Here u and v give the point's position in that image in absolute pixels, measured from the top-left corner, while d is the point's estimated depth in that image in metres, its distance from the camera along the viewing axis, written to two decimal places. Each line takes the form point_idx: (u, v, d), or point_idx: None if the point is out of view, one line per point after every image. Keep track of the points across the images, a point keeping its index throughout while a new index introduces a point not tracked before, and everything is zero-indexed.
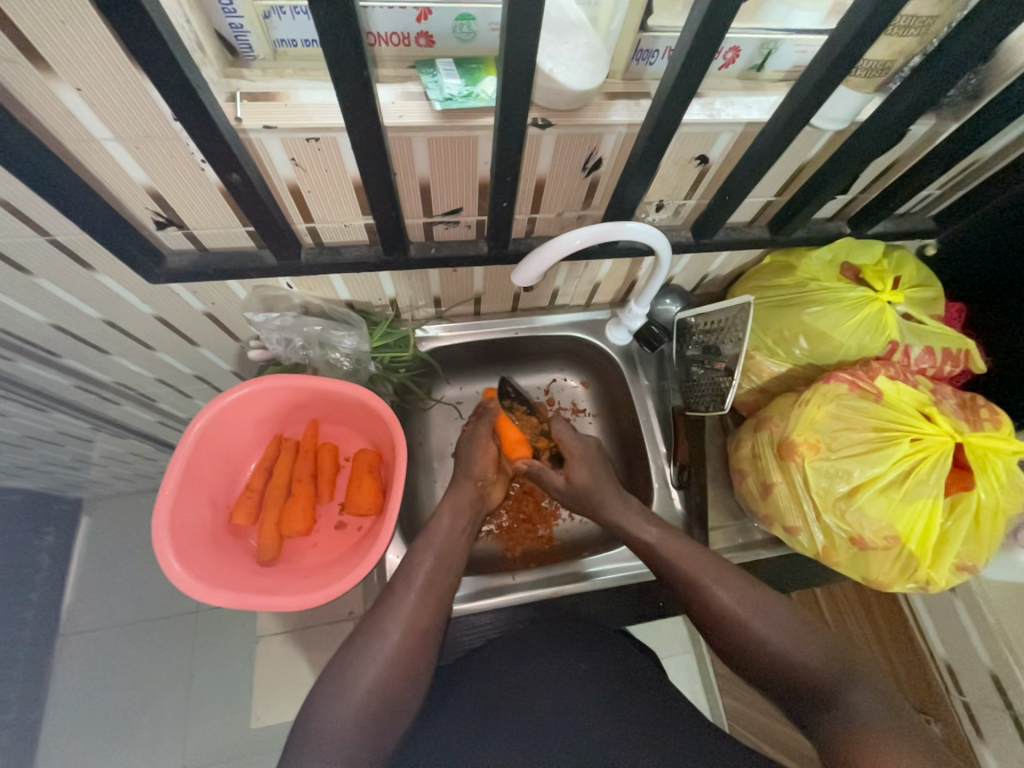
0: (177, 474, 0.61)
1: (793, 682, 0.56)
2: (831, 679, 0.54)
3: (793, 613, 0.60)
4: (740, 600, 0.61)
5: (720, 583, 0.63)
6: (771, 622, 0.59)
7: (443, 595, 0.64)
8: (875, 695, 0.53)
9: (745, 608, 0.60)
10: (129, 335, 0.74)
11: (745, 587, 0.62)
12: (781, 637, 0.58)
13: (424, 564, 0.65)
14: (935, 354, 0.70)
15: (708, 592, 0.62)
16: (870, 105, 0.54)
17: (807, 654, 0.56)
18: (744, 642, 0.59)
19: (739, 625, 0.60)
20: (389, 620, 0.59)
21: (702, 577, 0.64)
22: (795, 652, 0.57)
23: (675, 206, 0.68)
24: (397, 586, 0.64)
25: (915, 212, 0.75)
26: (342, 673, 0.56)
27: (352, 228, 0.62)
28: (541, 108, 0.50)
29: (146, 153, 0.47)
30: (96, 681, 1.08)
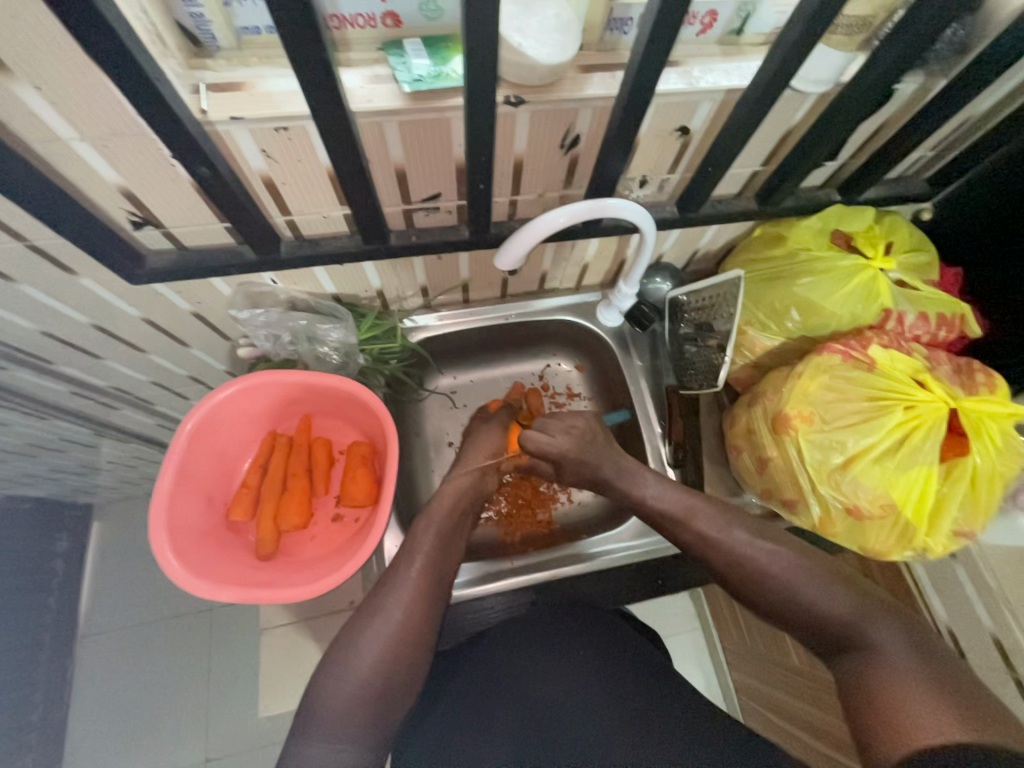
0: (171, 474, 0.61)
1: (812, 627, 0.56)
2: (853, 621, 0.54)
3: (815, 563, 0.60)
4: (755, 547, 0.62)
5: (724, 537, 0.64)
6: (790, 568, 0.59)
7: (441, 577, 0.64)
8: (901, 637, 0.52)
9: (763, 555, 0.61)
10: (118, 339, 0.74)
11: (750, 541, 0.63)
12: (801, 582, 0.58)
13: (425, 543, 0.65)
14: (929, 321, 0.69)
15: (723, 543, 0.64)
16: (854, 65, 0.53)
17: (829, 598, 0.56)
18: (761, 588, 0.60)
19: (755, 571, 0.61)
20: (387, 602, 0.60)
21: (710, 531, 0.65)
22: (814, 596, 0.57)
23: (659, 181, 0.67)
24: (399, 563, 0.64)
25: (908, 175, 0.74)
26: (345, 650, 0.57)
27: (331, 219, 0.61)
28: (513, 84, 0.49)
29: (114, 150, 0.46)
30: (114, 680, 1.11)
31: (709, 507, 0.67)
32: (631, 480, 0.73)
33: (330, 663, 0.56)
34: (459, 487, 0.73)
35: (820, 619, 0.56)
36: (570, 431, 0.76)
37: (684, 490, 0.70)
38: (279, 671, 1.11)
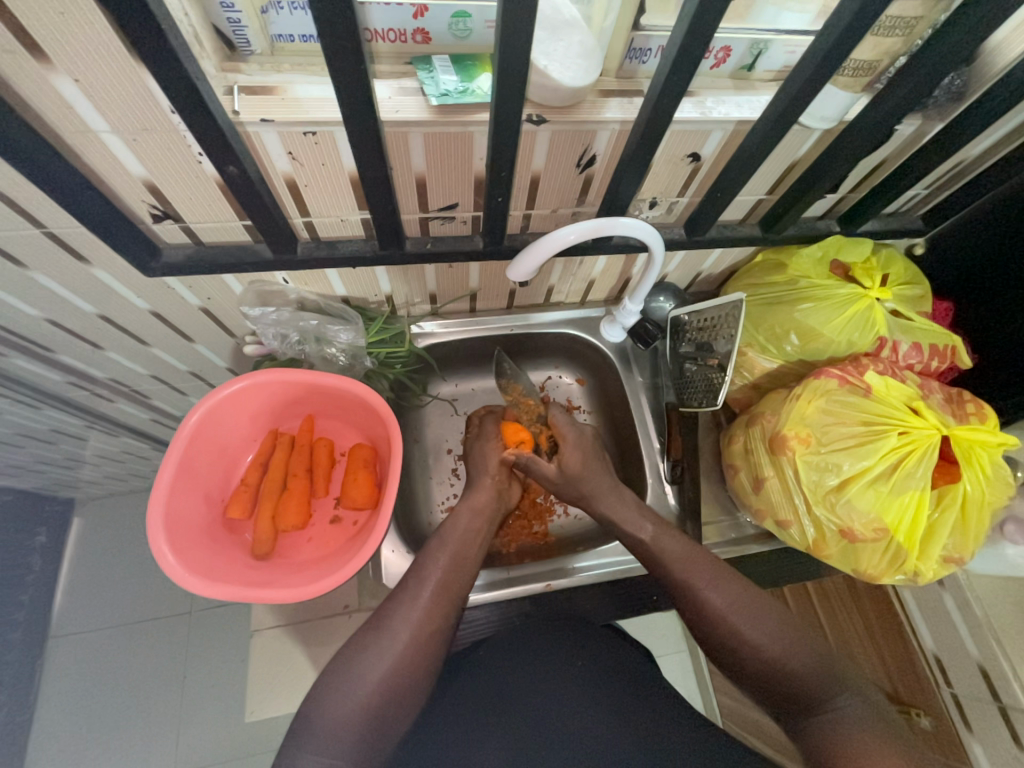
0: (172, 467, 0.61)
1: (779, 688, 0.57)
2: (820, 685, 0.55)
3: (790, 620, 0.60)
4: (734, 601, 0.61)
5: (713, 589, 0.62)
6: (767, 625, 0.59)
7: (451, 606, 0.63)
8: (864, 705, 0.53)
9: (742, 610, 0.61)
10: (123, 330, 0.74)
11: (738, 592, 0.62)
12: (774, 642, 0.58)
13: (434, 573, 0.64)
14: (922, 351, 0.71)
15: (705, 595, 0.62)
16: (858, 104, 0.55)
17: (798, 660, 0.57)
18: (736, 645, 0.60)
19: (732, 627, 0.60)
20: (393, 626, 0.59)
21: (697, 580, 0.64)
22: (785, 656, 0.57)
23: (668, 204, 0.69)
24: (407, 588, 0.63)
25: (904, 211, 0.77)
26: (342, 673, 0.56)
27: (348, 223, 0.62)
28: (536, 104, 0.51)
29: (143, 144, 0.47)
30: (86, 681, 1.08)
31: (705, 557, 0.67)
32: (625, 515, 0.73)
33: (327, 685, 0.55)
34: (472, 507, 0.73)
35: (790, 681, 0.56)
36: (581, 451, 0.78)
37: (678, 537, 0.70)
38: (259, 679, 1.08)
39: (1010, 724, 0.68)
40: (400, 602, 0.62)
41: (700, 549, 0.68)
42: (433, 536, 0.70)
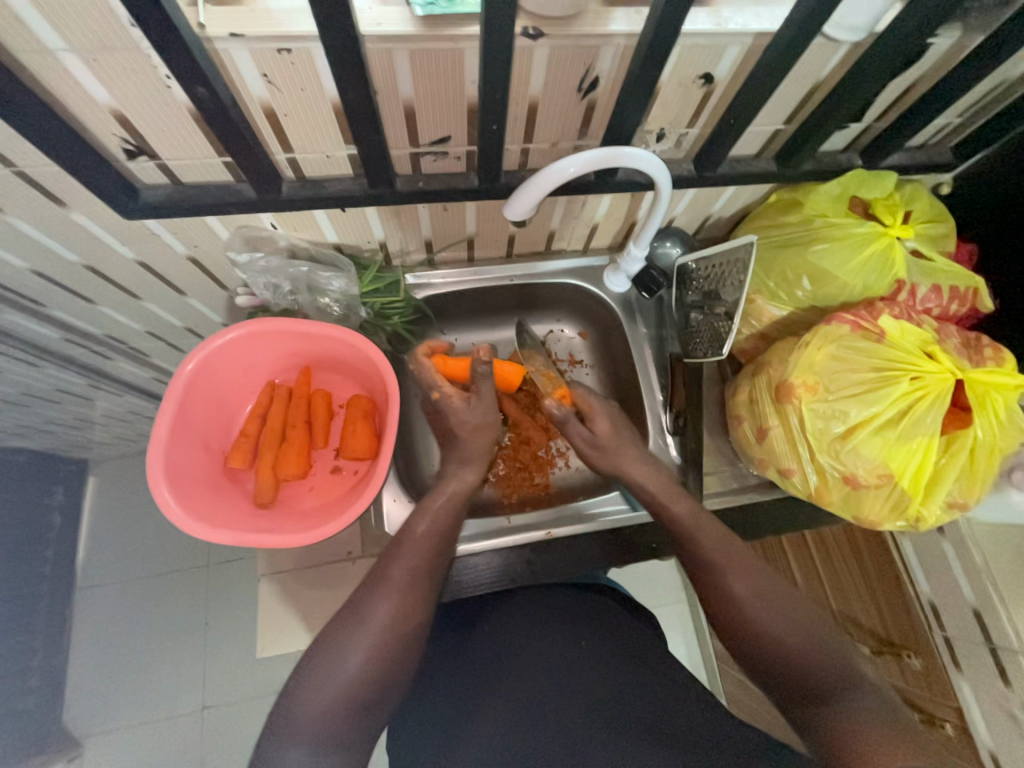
0: (169, 417, 0.60)
1: (777, 675, 0.57)
2: (822, 672, 0.55)
3: (797, 607, 0.60)
4: (749, 584, 0.62)
5: (728, 567, 0.63)
6: (774, 610, 0.59)
7: (427, 586, 0.62)
8: (870, 696, 0.53)
9: (748, 593, 0.61)
10: (112, 283, 0.72)
11: (748, 574, 0.63)
12: (779, 626, 0.58)
13: (409, 552, 0.64)
14: (941, 294, 0.68)
15: (724, 579, 0.62)
16: (890, 13, 0.50)
17: (801, 646, 0.57)
18: (741, 630, 0.60)
19: (739, 609, 0.61)
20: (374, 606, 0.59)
21: (715, 555, 0.64)
22: (789, 641, 0.57)
23: (677, 136, 0.64)
24: (383, 566, 0.63)
25: (932, 144, 0.71)
26: (327, 654, 0.56)
27: (335, 160, 0.58)
28: (532, 15, 0.46)
29: (106, 66, 0.43)
30: (113, 627, 1.14)
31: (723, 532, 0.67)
32: (653, 479, 0.73)
33: (314, 667, 0.56)
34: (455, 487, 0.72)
35: (789, 668, 0.56)
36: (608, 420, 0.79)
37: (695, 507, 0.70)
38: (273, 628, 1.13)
39: (1000, 663, 0.71)
40: (378, 581, 0.61)
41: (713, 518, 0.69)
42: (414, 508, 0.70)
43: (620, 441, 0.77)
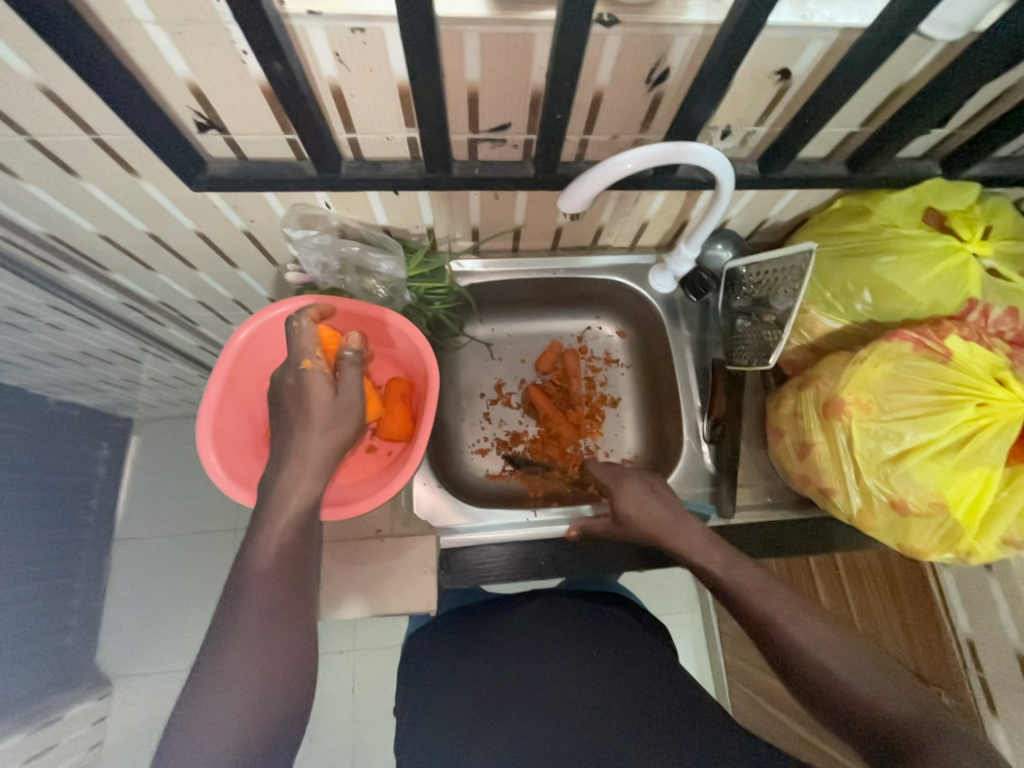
0: (220, 384, 0.63)
1: (856, 726, 0.48)
2: (907, 722, 0.46)
3: (866, 648, 0.51)
4: (800, 636, 0.53)
5: (775, 616, 0.54)
6: (840, 653, 0.51)
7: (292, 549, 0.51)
8: (965, 743, 0.44)
9: (811, 639, 0.52)
10: (172, 251, 0.74)
11: (800, 620, 0.53)
12: (846, 669, 0.50)
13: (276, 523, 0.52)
14: (1017, 318, 0.63)
15: (779, 628, 0.53)
16: (997, 9, 0.46)
17: (877, 695, 0.48)
18: (808, 680, 0.51)
19: (798, 656, 0.52)
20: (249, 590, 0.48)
21: (761, 606, 0.55)
22: (863, 688, 0.49)
23: (743, 134, 0.62)
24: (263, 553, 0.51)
25: (1023, 155, 0.66)
26: (219, 657, 0.45)
27: (394, 142, 0.58)
28: (609, 1, 0.45)
29: (188, 39, 0.44)
30: (147, 578, 1.20)
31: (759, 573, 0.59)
32: (696, 545, 0.63)
33: (207, 673, 0.44)
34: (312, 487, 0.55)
35: (869, 721, 0.48)
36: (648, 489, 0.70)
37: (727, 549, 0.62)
38: None
39: None
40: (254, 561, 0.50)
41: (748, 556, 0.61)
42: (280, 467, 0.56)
43: (655, 522, 0.67)
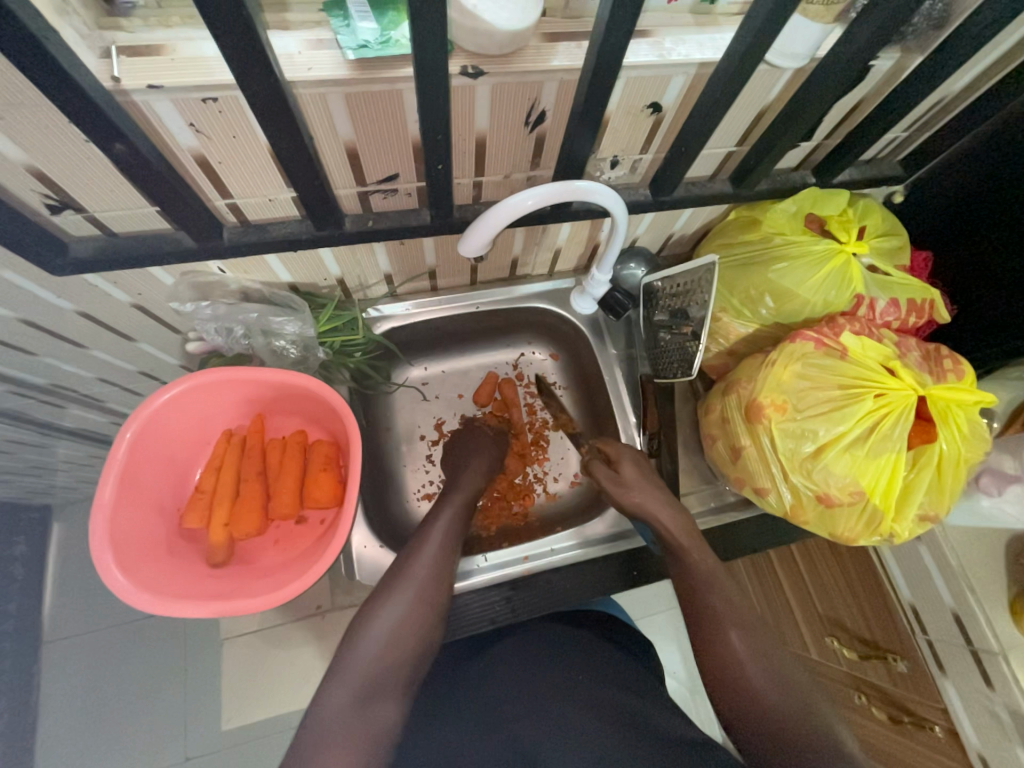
0: (112, 482, 0.57)
1: (755, 728, 0.53)
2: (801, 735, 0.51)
3: (787, 671, 0.57)
4: (746, 642, 0.59)
5: (727, 622, 0.61)
6: (764, 665, 0.57)
7: (431, 603, 0.61)
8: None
9: (744, 645, 0.58)
10: (53, 334, 0.68)
11: (744, 632, 0.59)
12: (765, 681, 0.56)
13: (409, 589, 0.61)
14: (900, 307, 0.68)
15: (724, 632, 0.60)
16: (831, 37, 0.50)
17: (783, 705, 0.54)
18: (729, 676, 0.57)
19: (730, 657, 0.58)
20: (362, 642, 0.57)
21: (716, 607, 0.62)
22: (774, 697, 0.54)
23: (631, 162, 0.64)
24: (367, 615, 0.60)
25: (883, 157, 0.72)
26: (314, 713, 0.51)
27: (278, 203, 0.56)
28: (470, 53, 0.45)
29: (13, 124, 0.40)
30: (76, 688, 1.07)
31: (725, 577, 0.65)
32: (681, 537, 0.69)
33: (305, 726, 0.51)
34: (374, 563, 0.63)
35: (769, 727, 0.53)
36: (638, 465, 0.75)
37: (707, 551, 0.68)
38: (247, 677, 1.09)
39: (982, 668, 0.71)
40: (365, 625, 0.58)
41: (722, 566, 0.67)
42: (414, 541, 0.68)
43: (647, 488, 0.72)
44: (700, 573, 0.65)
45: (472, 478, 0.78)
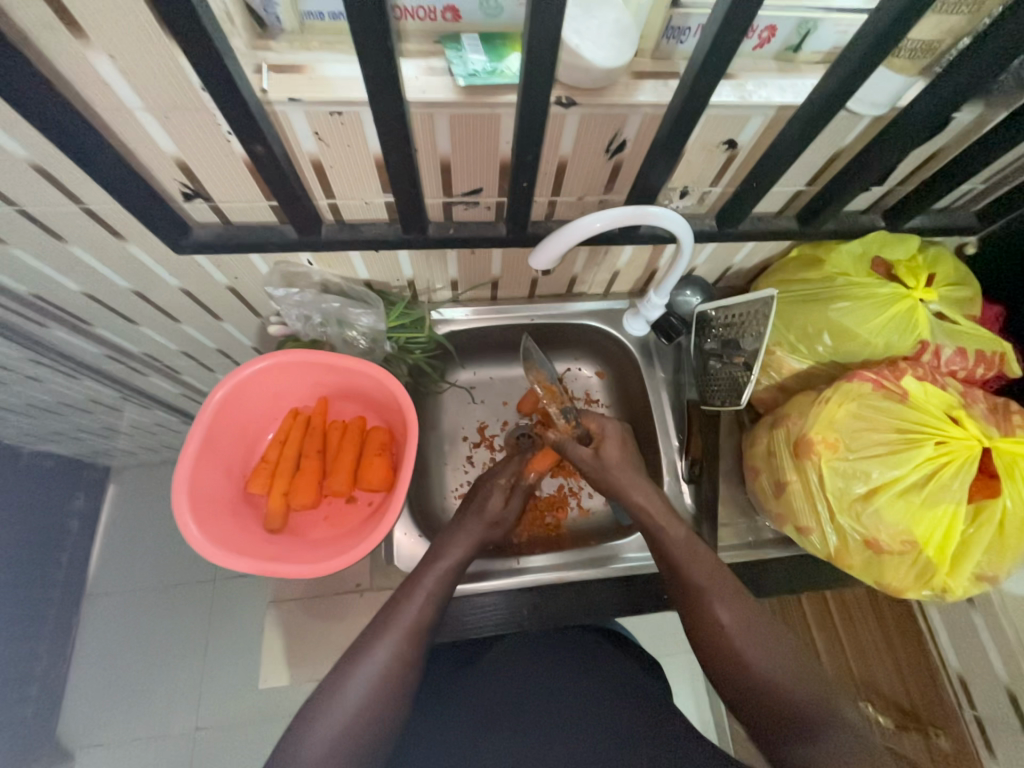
0: (197, 442, 0.63)
1: (770, 712, 0.57)
2: (813, 719, 0.56)
3: (795, 653, 0.60)
4: (736, 620, 0.61)
5: (714, 598, 0.62)
6: (771, 653, 0.59)
7: (416, 653, 0.61)
8: (853, 744, 0.54)
9: (749, 638, 0.60)
10: (155, 306, 0.76)
11: (734, 607, 0.62)
12: (778, 668, 0.58)
13: (394, 638, 0.60)
14: (967, 357, 0.67)
15: (711, 609, 0.62)
16: (912, 90, 0.51)
17: (797, 690, 0.57)
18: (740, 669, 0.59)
19: (736, 651, 0.60)
20: (353, 683, 0.57)
21: (701, 583, 0.64)
22: (787, 684, 0.57)
23: (700, 193, 0.67)
24: (351, 660, 0.59)
25: (956, 208, 0.72)
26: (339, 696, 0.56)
27: (373, 207, 0.62)
28: (566, 85, 0.49)
29: (175, 123, 0.47)
30: (117, 639, 1.14)
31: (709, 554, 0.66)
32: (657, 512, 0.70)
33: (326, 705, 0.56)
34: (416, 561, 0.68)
35: (784, 711, 0.57)
36: (618, 442, 0.77)
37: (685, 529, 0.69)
38: None
39: None
40: (347, 672, 0.58)
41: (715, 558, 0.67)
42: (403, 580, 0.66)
43: (626, 468, 0.74)
44: (680, 550, 0.67)
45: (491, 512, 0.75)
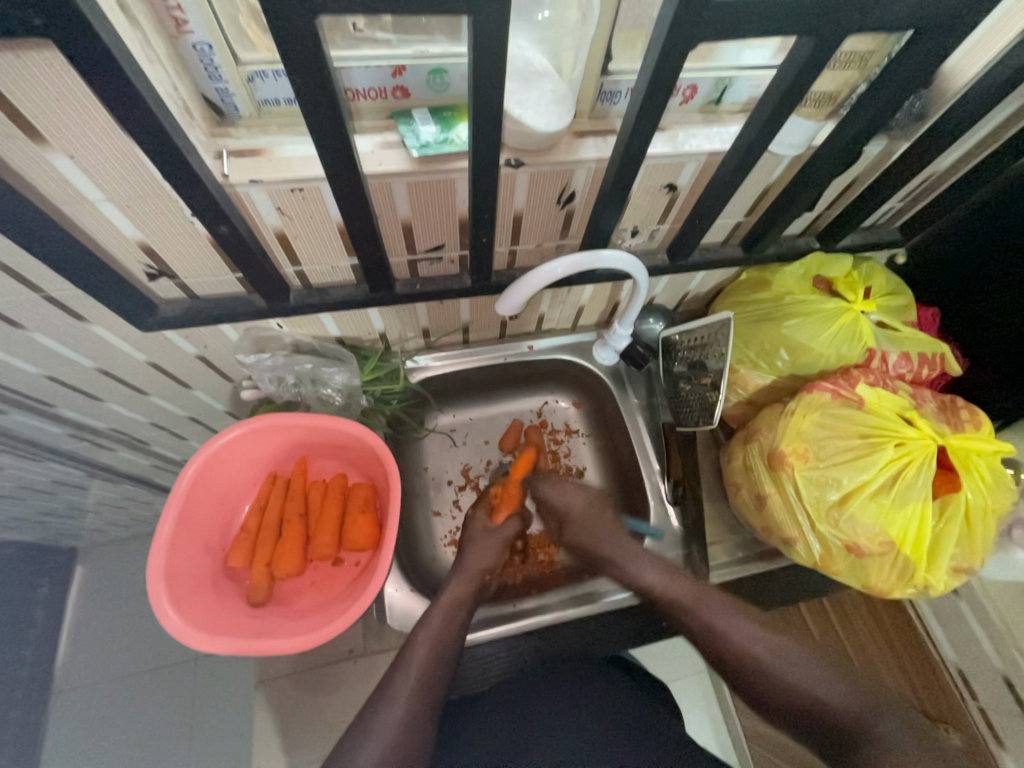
0: (172, 520, 0.61)
1: (805, 715, 0.56)
2: (850, 711, 0.54)
3: (813, 653, 0.59)
4: (756, 640, 0.62)
5: (729, 628, 0.64)
6: (790, 661, 0.59)
7: (426, 702, 0.59)
8: (900, 726, 0.51)
9: (766, 651, 0.61)
10: (122, 382, 0.74)
11: (755, 631, 0.62)
12: (797, 672, 0.58)
13: (397, 708, 0.58)
14: (911, 360, 0.72)
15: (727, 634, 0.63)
16: (823, 131, 0.57)
17: (826, 689, 0.56)
18: (767, 686, 0.59)
19: (759, 667, 0.60)
20: (361, 747, 0.54)
21: (714, 620, 0.65)
22: (813, 685, 0.57)
23: (649, 231, 0.71)
24: (354, 737, 0.56)
25: (881, 223, 0.79)
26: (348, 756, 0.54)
27: (339, 270, 0.64)
28: (513, 148, 0.53)
29: (137, 210, 0.49)
30: (88, 740, 1.04)
31: (717, 595, 0.67)
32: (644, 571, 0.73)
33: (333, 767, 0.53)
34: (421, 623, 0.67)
35: (816, 714, 0.56)
36: (584, 493, 0.83)
37: (688, 578, 0.70)
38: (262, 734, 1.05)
39: None
40: (356, 745, 0.55)
41: (714, 589, 0.68)
42: (397, 653, 0.63)
43: (609, 539, 0.78)
44: (684, 596, 0.68)
45: (480, 556, 0.77)
